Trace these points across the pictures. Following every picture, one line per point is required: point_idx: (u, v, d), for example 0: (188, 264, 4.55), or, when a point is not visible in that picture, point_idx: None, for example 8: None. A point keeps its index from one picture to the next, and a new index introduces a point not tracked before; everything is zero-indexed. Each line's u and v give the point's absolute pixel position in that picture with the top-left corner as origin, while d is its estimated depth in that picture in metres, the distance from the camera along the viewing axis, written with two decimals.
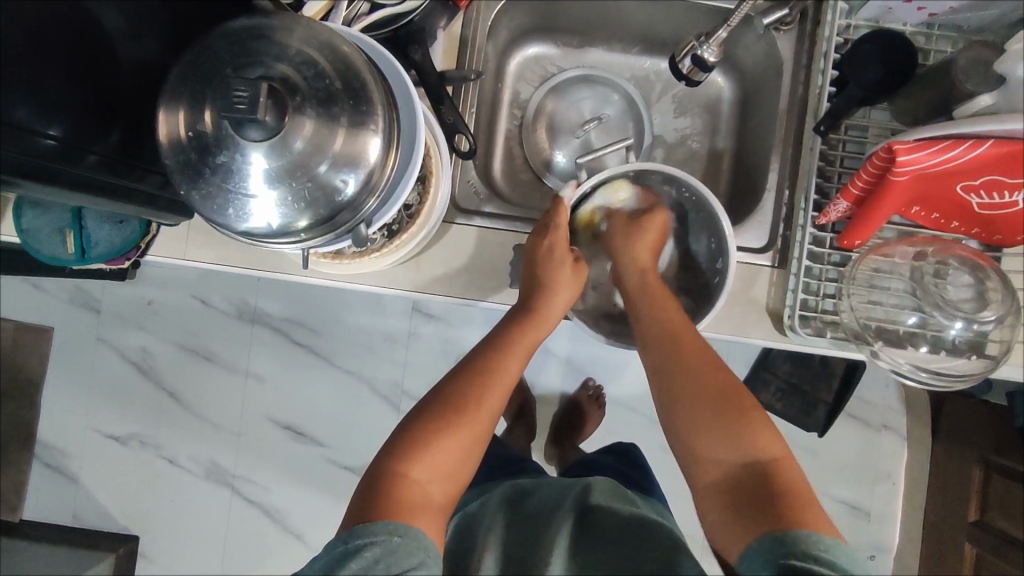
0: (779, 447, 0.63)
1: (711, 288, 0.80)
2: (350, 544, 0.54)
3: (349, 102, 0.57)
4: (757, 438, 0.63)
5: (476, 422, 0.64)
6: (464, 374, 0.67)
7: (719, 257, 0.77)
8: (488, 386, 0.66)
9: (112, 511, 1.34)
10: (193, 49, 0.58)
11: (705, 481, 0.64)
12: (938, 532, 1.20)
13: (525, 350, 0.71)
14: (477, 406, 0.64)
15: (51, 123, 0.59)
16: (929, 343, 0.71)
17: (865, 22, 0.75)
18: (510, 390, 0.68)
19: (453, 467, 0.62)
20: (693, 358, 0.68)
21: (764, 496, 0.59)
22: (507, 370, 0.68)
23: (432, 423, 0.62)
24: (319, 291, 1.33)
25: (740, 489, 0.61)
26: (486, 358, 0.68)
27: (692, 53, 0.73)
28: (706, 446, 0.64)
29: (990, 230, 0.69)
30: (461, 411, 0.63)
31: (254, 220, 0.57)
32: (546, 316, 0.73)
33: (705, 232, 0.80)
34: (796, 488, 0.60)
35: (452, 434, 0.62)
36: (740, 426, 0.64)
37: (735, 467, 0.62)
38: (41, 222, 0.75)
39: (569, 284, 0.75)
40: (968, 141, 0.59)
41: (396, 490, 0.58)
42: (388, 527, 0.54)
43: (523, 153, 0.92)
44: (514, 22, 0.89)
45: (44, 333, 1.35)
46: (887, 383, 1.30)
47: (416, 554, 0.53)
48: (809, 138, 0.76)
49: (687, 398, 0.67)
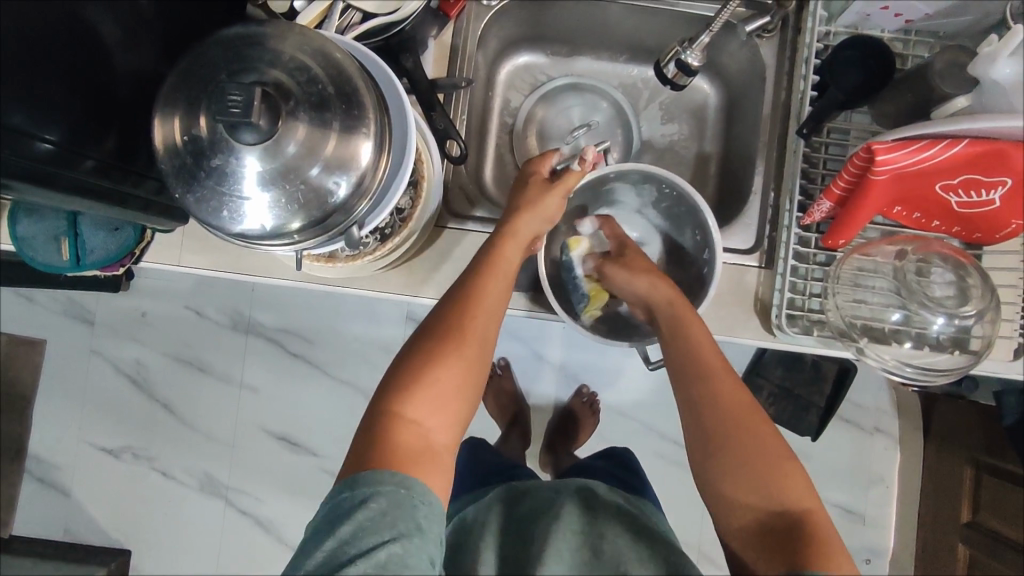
0: (813, 501, 0.59)
1: (703, 280, 0.82)
2: (355, 492, 0.53)
3: (342, 107, 0.58)
4: (793, 489, 0.59)
5: (465, 347, 0.62)
6: (447, 302, 0.65)
7: (706, 249, 0.80)
8: (472, 308, 0.64)
9: (104, 525, 1.33)
10: (188, 56, 0.59)
11: (734, 529, 0.60)
12: (932, 533, 1.21)
13: (508, 271, 0.68)
14: (463, 329, 0.62)
15: (49, 129, 0.60)
16: (913, 339, 0.72)
17: (844, 29, 0.77)
18: (497, 311, 0.66)
19: (448, 398, 0.60)
20: (726, 401, 0.64)
21: (790, 543, 0.55)
22: (490, 292, 0.65)
23: (422, 356, 0.61)
24: (314, 300, 1.34)
25: (772, 537, 0.57)
26: (470, 282, 0.66)
27: (676, 58, 0.74)
28: (735, 491, 0.60)
29: (970, 228, 0.70)
30: (449, 339, 0.61)
31: (248, 223, 0.58)
32: (523, 233, 0.71)
33: (692, 228, 0.82)
34: (826, 539, 0.55)
35: (444, 363, 0.60)
36: (774, 473, 0.60)
37: (763, 514, 0.58)
38: (38, 230, 0.76)
39: (550, 211, 0.73)
40: (943, 141, 0.61)
41: (394, 432, 0.56)
42: (394, 477, 0.53)
43: (514, 159, 0.94)
44: (504, 31, 0.90)
45: (38, 346, 1.35)
46: (878, 385, 1.31)
47: (417, 517, 0.52)
48: (793, 141, 0.77)
49: (718, 436, 0.63)
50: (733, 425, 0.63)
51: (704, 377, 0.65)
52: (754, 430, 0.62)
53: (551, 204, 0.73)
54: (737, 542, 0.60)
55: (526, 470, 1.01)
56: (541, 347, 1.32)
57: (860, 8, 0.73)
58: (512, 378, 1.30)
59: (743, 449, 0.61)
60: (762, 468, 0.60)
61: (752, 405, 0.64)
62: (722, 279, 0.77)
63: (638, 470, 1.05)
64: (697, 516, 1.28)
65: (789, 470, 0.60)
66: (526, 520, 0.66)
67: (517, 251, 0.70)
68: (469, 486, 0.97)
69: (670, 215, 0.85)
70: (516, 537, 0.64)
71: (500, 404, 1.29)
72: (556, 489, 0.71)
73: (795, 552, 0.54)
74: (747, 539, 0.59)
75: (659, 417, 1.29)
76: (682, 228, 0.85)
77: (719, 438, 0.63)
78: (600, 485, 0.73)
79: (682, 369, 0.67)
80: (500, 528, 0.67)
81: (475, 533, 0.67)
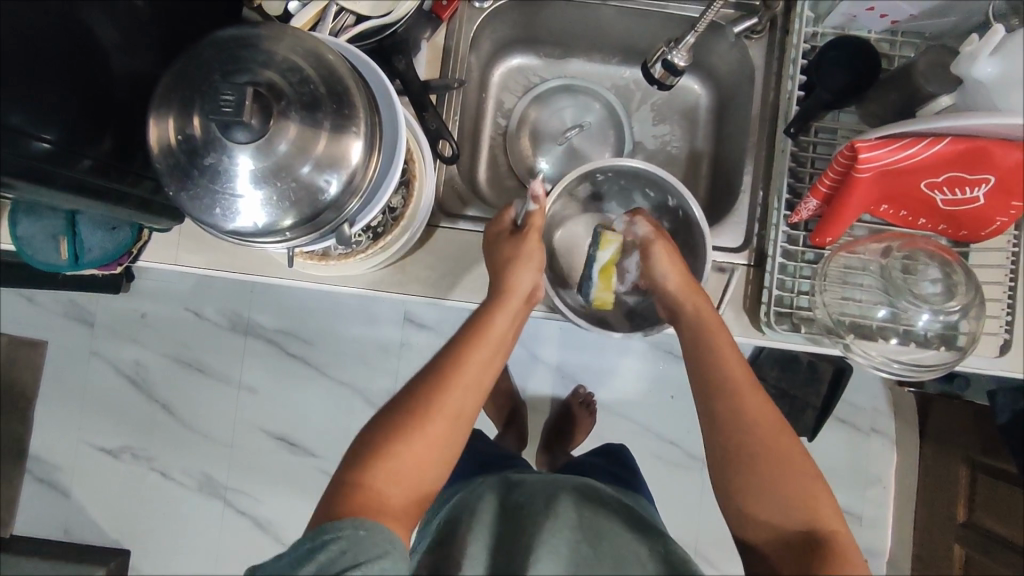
0: (837, 522, 0.59)
1: (682, 225, 0.82)
2: (319, 539, 0.54)
3: (333, 107, 0.59)
4: (819, 511, 0.59)
5: (434, 423, 0.60)
6: (429, 370, 0.64)
7: (668, 195, 0.81)
8: (448, 379, 0.62)
9: (104, 525, 1.34)
10: (183, 57, 0.60)
11: (761, 544, 0.60)
12: (927, 534, 1.21)
13: (492, 341, 0.66)
14: (432, 403, 0.61)
15: (47, 128, 0.61)
16: (900, 335, 0.73)
17: (832, 30, 0.78)
18: (479, 385, 0.64)
19: (411, 473, 0.59)
20: (755, 421, 0.63)
21: (820, 560, 0.55)
22: (468, 364, 0.63)
23: (392, 425, 0.60)
24: (312, 301, 1.35)
25: (797, 554, 0.57)
26: (452, 350, 0.64)
27: (663, 58, 0.75)
28: (761, 508, 0.60)
29: (956, 226, 0.71)
30: (419, 411, 0.60)
31: (241, 220, 0.59)
32: (510, 296, 0.69)
33: (642, 192, 0.85)
34: (854, 560, 0.55)
35: (410, 438, 0.59)
36: (802, 496, 0.60)
37: (790, 534, 0.59)
38: (36, 229, 0.77)
39: (535, 262, 0.72)
40: (926, 139, 0.62)
41: (355, 496, 0.57)
42: (353, 521, 0.54)
43: (508, 161, 0.96)
44: (497, 34, 0.92)
45: (39, 347, 1.36)
46: (874, 386, 1.31)
47: (381, 544, 0.53)
48: (781, 141, 0.78)
49: (747, 458, 0.62)
50: (760, 447, 0.62)
51: (727, 396, 0.64)
52: (782, 450, 0.61)
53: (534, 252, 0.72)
54: (762, 558, 0.60)
55: (521, 464, 1.02)
56: (537, 347, 1.33)
57: (846, 9, 0.74)
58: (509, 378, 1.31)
59: (772, 469, 0.61)
60: (791, 488, 0.60)
61: (780, 424, 0.63)
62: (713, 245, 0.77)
63: (631, 464, 1.07)
64: (694, 516, 1.28)
65: (815, 493, 0.60)
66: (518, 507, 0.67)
67: (506, 318, 0.68)
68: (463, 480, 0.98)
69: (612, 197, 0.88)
70: (508, 522, 0.65)
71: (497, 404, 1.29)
72: (550, 483, 0.71)
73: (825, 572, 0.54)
74: (773, 557, 0.59)
75: (655, 417, 1.30)
76: (630, 199, 0.87)
77: (744, 456, 0.62)
78: (597, 483, 0.73)
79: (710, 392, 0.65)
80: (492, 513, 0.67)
81: (464, 519, 0.67)
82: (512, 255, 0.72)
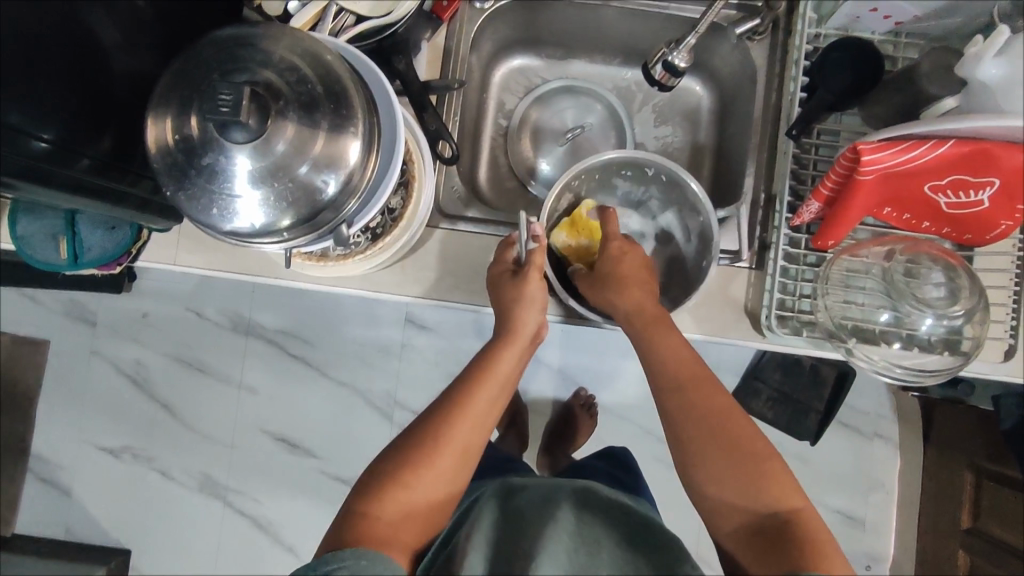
0: (798, 499, 0.58)
1: (670, 188, 0.82)
2: (318, 571, 0.53)
3: (331, 107, 0.59)
4: (779, 491, 0.58)
5: (441, 459, 0.62)
6: (437, 407, 0.65)
7: (648, 168, 0.81)
8: (455, 417, 0.64)
9: (104, 524, 1.34)
10: (181, 57, 0.60)
11: (727, 531, 0.59)
12: (931, 540, 1.19)
13: (497, 380, 0.67)
14: (439, 440, 0.62)
15: (46, 127, 0.61)
16: (903, 340, 0.72)
17: (835, 31, 0.77)
18: (484, 424, 0.65)
19: (418, 507, 0.60)
20: (705, 412, 0.63)
21: (786, 549, 0.54)
22: (474, 403, 0.65)
23: (400, 459, 0.62)
24: (313, 302, 1.34)
25: (759, 538, 0.56)
26: (459, 389, 0.66)
27: (663, 60, 0.75)
28: (724, 493, 0.59)
29: (960, 229, 0.70)
30: (425, 448, 0.62)
31: (239, 221, 0.59)
32: (517, 336, 0.70)
33: (618, 175, 0.84)
34: (819, 543, 0.55)
35: (418, 474, 0.61)
36: (760, 477, 0.59)
37: (751, 518, 0.58)
38: (36, 228, 0.77)
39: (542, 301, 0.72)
40: (930, 141, 0.61)
41: (361, 524, 0.58)
42: (354, 552, 0.54)
43: (508, 161, 0.95)
44: (498, 35, 0.91)
45: (41, 346, 1.37)
46: (877, 390, 1.30)
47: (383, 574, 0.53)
48: (783, 143, 0.78)
49: (698, 447, 0.61)
50: (716, 438, 0.61)
51: (680, 392, 0.64)
52: (734, 435, 0.61)
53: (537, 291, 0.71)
54: (727, 546, 0.59)
55: (521, 466, 1.02)
56: (538, 349, 1.32)
57: (849, 10, 0.73)
58: None
59: (730, 456, 0.60)
60: (751, 473, 0.59)
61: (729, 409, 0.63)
62: (713, 210, 0.77)
63: (631, 466, 1.08)
64: (695, 519, 1.28)
65: (773, 474, 0.59)
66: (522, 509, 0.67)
67: (512, 358, 0.69)
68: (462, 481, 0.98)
69: (594, 193, 0.86)
70: (506, 526, 0.64)
71: None
72: (550, 487, 0.71)
73: (790, 560, 0.53)
74: (736, 540, 0.58)
75: (656, 419, 1.29)
76: (611, 185, 0.86)
77: (700, 447, 0.61)
78: (596, 485, 0.72)
79: (664, 389, 0.65)
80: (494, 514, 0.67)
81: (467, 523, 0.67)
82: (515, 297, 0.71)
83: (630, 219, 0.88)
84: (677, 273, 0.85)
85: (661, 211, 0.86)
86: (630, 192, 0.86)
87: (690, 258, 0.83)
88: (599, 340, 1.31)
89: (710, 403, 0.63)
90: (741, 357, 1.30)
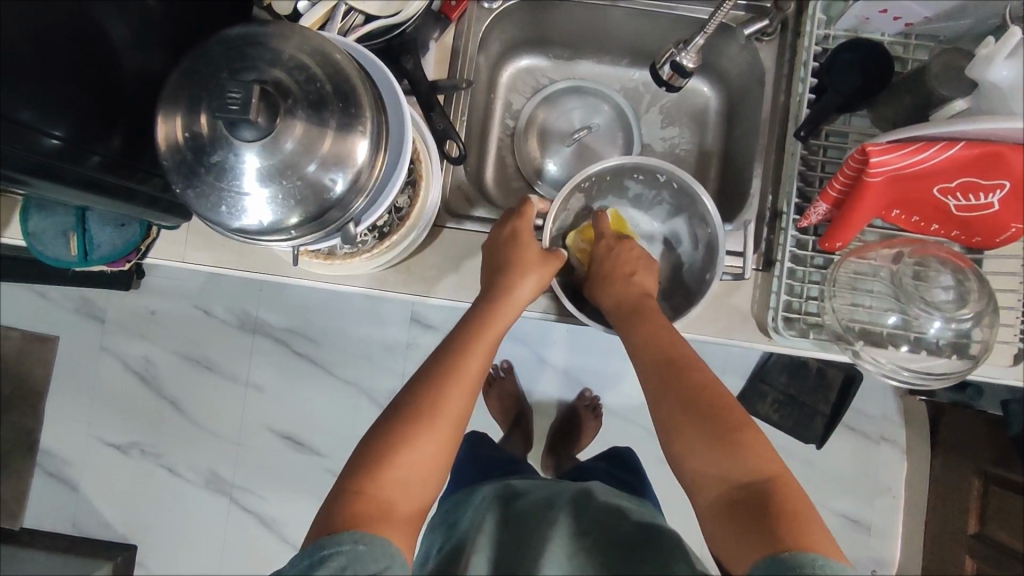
0: (777, 465, 0.58)
1: (681, 195, 0.82)
2: (316, 556, 0.52)
3: (339, 106, 0.59)
4: (758, 460, 0.57)
5: (436, 430, 0.60)
6: (424, 377, 0.64)
7: (657, 173, 0.81)
8: (447, 387, 0.62)
9: (111, 520, 1.35)
10: (191, 55, 0.60)
11: (709, 504, 0.58)
12: (938, 545, 1.18)
13: (486, 349, 0.67)
14: (433, 410, 0.61)
15: (57, 124, 0.61)
16: (910, 343, 0.72)
17: (844, 32, 0.77)
18: (472, 393, 0.64)
19: (414, 481, 0.59)
20: (688, 384, 0.63)
21: (764, 519, 0.54)
22: (465, 371, 0.64)
23: (392, 432, 0.60)
24: (320, 301, 1.35)
25: (743, 507, 0.55)
26: (448, 358, 0.65)
27: (671, 60, 0.75)
28: (706, 464, 0.58)
29: (970, 232, 0.70)
30: (419, 419, 0.60)
31: (247, 218, 0.59)
32: (507, 307, 0.69)
33: (628, 177, 0.84)
34: (799, 511, 0.54)
35: (413, 445, 0.59)
36: (740, 446, 0.58)
37: (737, 487, 0.57)
38: (46, 225, 0.77)
39: (535, 279, 0.71)
40: (940, 143, 0.60)
41: (356, 504, 0.56)
42: (353, 536, 0.52)
43: (515, 161, 0.95)
44: (506, 35, 0.92)
45: (50, 342, 1.38)
46: (885, 394, 1.29)
47: (383, 558, 0.51)
48: (791, 144, 0.78)
49: (688, 418, 0.61)
50: (697, 411, 0.61)
51: (672, 370, 0.64)
52: (717, 407, 0.61)
53: (531, 268, 0.72)
54: (708, 518, 0.58)
55: (525, 467, 1.02)
56: (544, 349, 1.32)
57: (859, 11, 0.73)
58: (515, 380, 1.31)
59: (708, 428, 0.59)
60: (729, 442, 0.58)
61: (716, 385, 0.63)
62: (721, 224, 0.76)
63: (636, 467, 1.07)
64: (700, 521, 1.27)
65: (754, 444, 0.58)
66: (526, 511, 0.68)
67: (499, 332, 0.68)
68: (466, 480, 0.98)
69: (606, 192, 0.87)
70: (510, 531, 0.65)
71: (502, 407, 1.30)
72: (552, 491, 0.72)
73: (767, 531, 0.53)
74: (717, 508, 0.57)
75: None
76: (622, 186, 0.86)
77: (685, 421, 0.61)
78: (597, 490, 0.73)
79: (651, 366, 0.66)
80: (498, 514, 0.69)
81: (473, 524, 0.68)
82: (505, 272, 0.71)
83: (641, 219, 0.89)
84: (682, 280, 0.84)
85: (672, 215, 0.86)
86: (637, 193, 0.86)
87: (696, 266, 0.82)
88: (605, 341, 1.30)
89: (700, 380, 0.63)
90: (747, 359, 1.30)
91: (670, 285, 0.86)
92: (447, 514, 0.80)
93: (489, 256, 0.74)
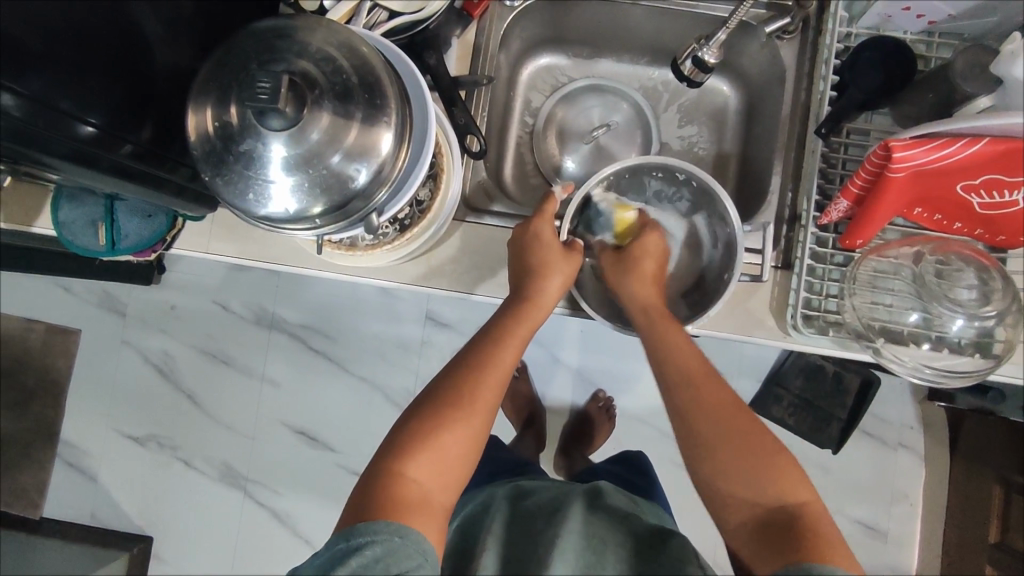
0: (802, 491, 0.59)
1: (701, 193, 0.82)
2: (351, 542, 0.53)
3: (364, 97, 0.60)
4: (781, 483, 0.59)
5: (473, 418, 0.61)
6: (459, 366, 0.65)
7: (676, 172, 0.81)
8: (484, 377, 0.63)
9: (128, 511, 1.37)
10: (222, 48, 0.62)
11: (734, 524, 0.59)
12: (957, 554, 1.17)
13: (520, 340, 0.67)
14: (471, 398, 0.62)
15: (91, 112, 0.62)
16: (932, 341, 0.71)
17: (866, 30, 0.77)
18: (505, 385, 0.65)
19: (449, 466, 0.59)
20: (714, 407, 0.63)
21: (791, 538, 0.55)
22: (500, 363, 0.65)
23: (428, 417, 0.60)
24: (337, 297, 1.36)
25: (768, 531, 0.57)
26: (483, 350, 0.65)
27: (693, 55, 0.75)
28: (728, 485, 0.60)
29: (993, 231, 0.70)
30: (456, 406, 0.61)
31: (273, 207, 0.61)
32: (540, 302, 0.70)
33: (645, 174, 0.83)
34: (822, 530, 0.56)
35: (450, 432, 0.60)
36: (767, 472, 0.59)
37: (764, 513, 0.58)
38: (76, 215, 0.79)
39: (563, 273, 0.71)
40: (964, 139, 0.60)
41: (392, 488, 0.56)
42: (389, 527, 0.53)
43: (534, 159, 0.96)
44: (526, 33, 0.93)
45: (73, 335, 1.40)
46: (904, 399, 1.27)
47: (415, 556, 0.53)
48: (812, 142, 0.78)
49: (712, 443, 0.61)
50: (717, 438, 0.61)
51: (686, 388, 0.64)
52: (743, 430, 0.61)
53: (560, 265, 0.71)
54: (735, 539, 0.60)
55: (535, 469, 1.01)
56: (557, 349, 1.32)
57: (883, 8, 0.73)
58: (527, 379, 1.31)
59: (731, 454, 0.61)
60: (756, 468, 0.60)
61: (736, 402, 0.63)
62: (740, 221, 0.75)
63: (647, 471, 1.07)
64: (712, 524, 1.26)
65: (779, 469, 0.59)
66: (537, 507, 0.69)
67: (529, 326, 0.69)
68: (480, 480, 0.98)
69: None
70: (525, 529, 0.65)
71: (516, 407, 1.30)
72: (563, 490, 0.73)
73: (791, 549, 0.54)
74: (745, 532, 0.58)
75: None
76: (641, 184, 0.85)
77: (707, 443, 0.62)
78: (608, 487, 0.74)
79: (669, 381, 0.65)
80: (512, 510, 0.69)
81: (485, 520, 0.69)
82: (534, 265, 0.71)
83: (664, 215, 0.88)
84: (700, 279, 0.84)
85: (691, 212, 0.85)
86: (656, 190, 0.85)
87: (715, 264, 0.82)
88: (619, 341, 1.30)
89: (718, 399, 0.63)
90: (763, 362, 1.29)
91: (689, 284, 0.85)
92: (459, 509, 0.80)
93: (517, 245, 0.74)
